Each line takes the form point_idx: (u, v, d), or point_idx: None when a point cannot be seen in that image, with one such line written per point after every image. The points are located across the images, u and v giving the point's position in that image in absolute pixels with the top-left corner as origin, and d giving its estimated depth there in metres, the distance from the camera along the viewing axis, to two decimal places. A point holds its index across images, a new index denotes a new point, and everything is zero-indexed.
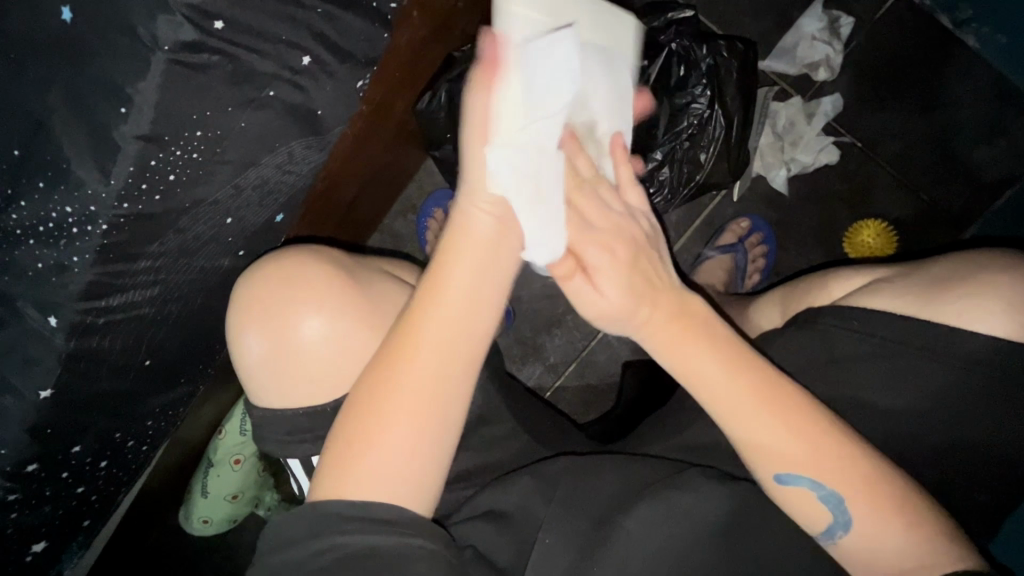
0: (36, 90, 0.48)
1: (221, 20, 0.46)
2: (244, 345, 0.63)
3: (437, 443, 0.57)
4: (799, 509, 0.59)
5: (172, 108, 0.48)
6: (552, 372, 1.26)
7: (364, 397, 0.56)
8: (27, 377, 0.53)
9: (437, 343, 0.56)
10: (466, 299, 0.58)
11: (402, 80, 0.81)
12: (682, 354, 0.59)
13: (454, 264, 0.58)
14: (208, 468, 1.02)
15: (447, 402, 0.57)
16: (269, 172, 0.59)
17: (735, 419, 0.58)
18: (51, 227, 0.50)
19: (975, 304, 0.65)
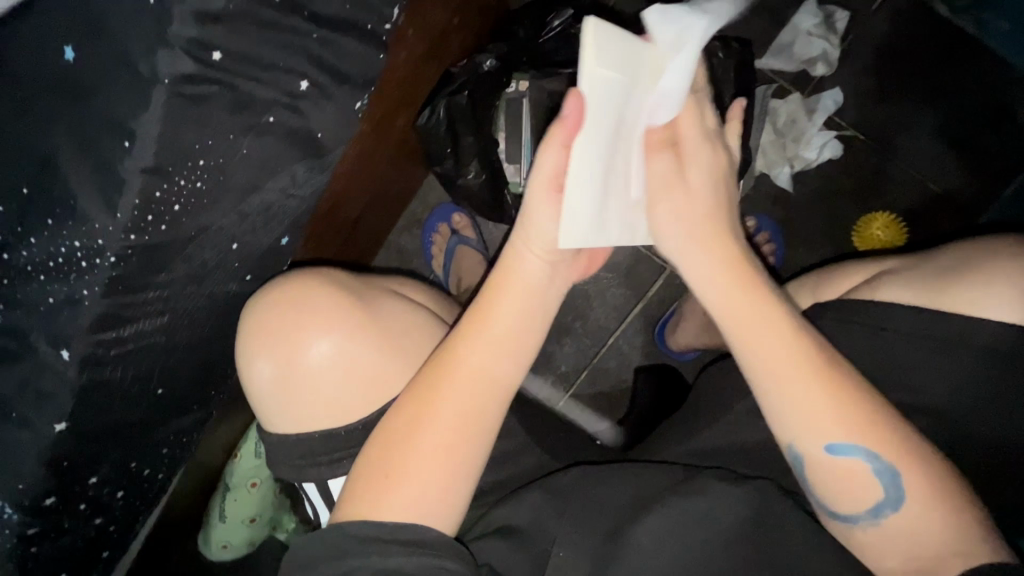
0: (44, 130, 0.50)
1: (219, 51, 0.47)
2: (255, 369, 0.63)
3: (460, 466, 0.57)
4: (840, 484, 0.57)
5: (175, 139, 0.48)
6: (564, 381, 1.25)
7: (405, 419, 0.56)
8: (42, 411, 0.54)
9: (479, 363, 0.57)
10: (504, 322, 0.59)
11: (403, 98, 0.82)
12: (739, 304, 0.59)
13: (500, 301, 0.59)
14: (224, 493, 1.03)
15: (484, 424, 0.57)
16: (273, 197, 0.59)
17: (793, 384, 0.57)
18: (62, 261, 0.51)
19: (991, 292, 0.64)
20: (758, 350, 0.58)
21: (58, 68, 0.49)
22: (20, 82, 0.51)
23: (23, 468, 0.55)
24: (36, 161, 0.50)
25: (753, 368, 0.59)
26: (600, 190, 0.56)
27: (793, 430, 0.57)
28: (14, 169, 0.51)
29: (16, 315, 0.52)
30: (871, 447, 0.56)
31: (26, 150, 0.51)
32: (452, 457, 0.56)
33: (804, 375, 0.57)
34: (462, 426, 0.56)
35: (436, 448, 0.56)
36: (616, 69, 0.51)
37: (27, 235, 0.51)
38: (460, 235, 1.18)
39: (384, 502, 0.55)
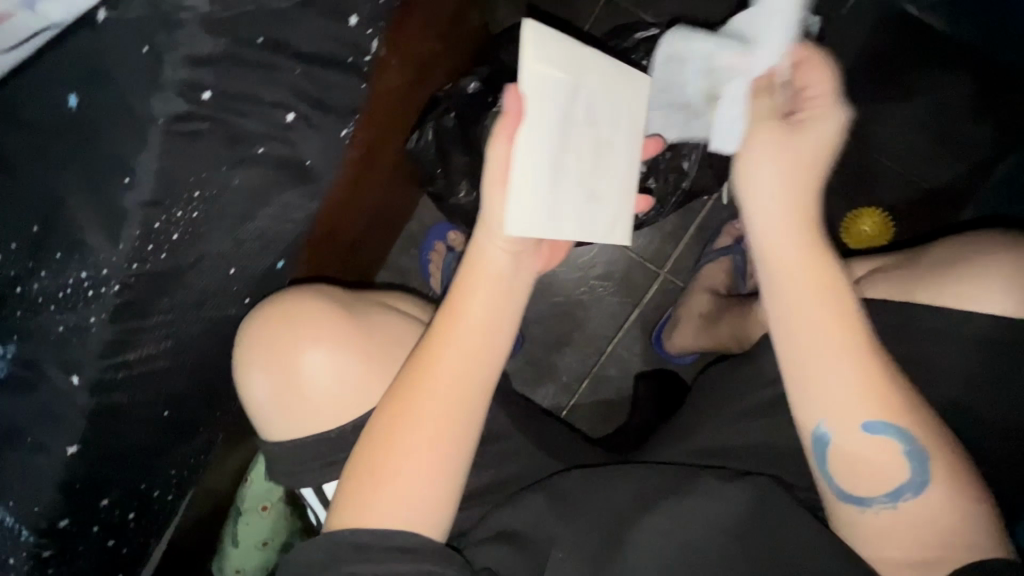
0: (52, 171, 0.54)
1: (209, 90, 0.52)
2: (251, 384, 0.66)
3: (442, 465, 0.59)
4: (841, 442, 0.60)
5: (171, 173, 0.52)
6: (567, 391, 1.26)
7: (388, 419, 0.59)
8: (56, 435, 0.57)
9: (455, 359, 0.60)
10: (476, 321, 0.61)
11: (392, 124, 0.86)
12: (800, 279, 0.62)
13: (471, 296, 0.62)
14: (237, 517, 1.04)
15: (459, 420, 0.60)
16: (267, 225, 0.61)
17: (815, 340, 0.60)
18: (71, 291, 0.54)
19: (975, 285, 0.65)
20: (813, 316, 0.61)
21: (64, 114, 0.53)
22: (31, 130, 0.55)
23: (40, 491, 0.58)
24: (45, 200, 0.54)
25: (801, 336, 0.61)
26: (551, 182, 0.60)
27: (807, 383, 0.61)
28: (25, 209, 0.55)
29: (30, 345, 0.56)
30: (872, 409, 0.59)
31: (37, 191, 0.54)
32: (433, 454, 0.58)
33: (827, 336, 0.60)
34: (446, 423, 0.59)
35: (425, 445, 0.58)
36: (560, 70, 0.59)
37: (40, 270, 0.55)
38: (456, 252, 1.21)
39: (370, 502, 0.57)
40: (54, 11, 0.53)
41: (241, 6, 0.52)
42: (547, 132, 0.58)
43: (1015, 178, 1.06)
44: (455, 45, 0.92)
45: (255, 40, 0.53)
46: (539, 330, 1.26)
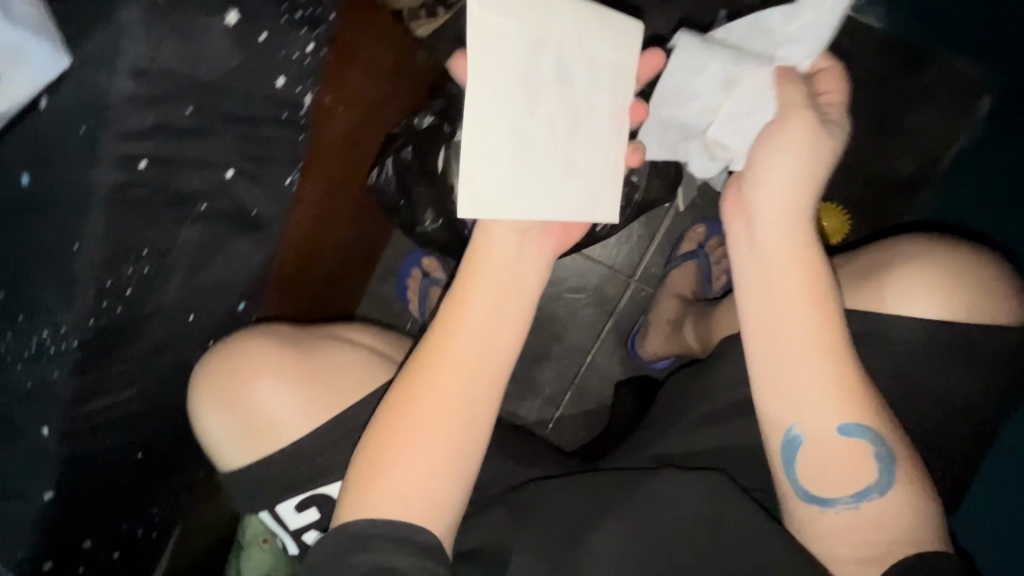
0: (15, 238, 0.58)
1: (144, 160, 0.57)
2: (206, 421, 0.70)
3: (453, 447, 0.62)
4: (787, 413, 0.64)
5: (121, 236, 0.57)
6: (550, 403, 1.29)
7: (397, 403, 0.63)
8: (32, 484, 0.60)
9: (466, 347, 0.64)
10: (480, 315, 0.66)
11: (351, 163, 0.92)
12: (799, 275, 0.66)
13: (474, 289, 0.66)
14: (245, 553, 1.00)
15: (464, 403, 0.63)
16: (223, 269, 0.70)
17: (779, 319, 0.66)
18: (36, 350, 0.59)
19: (901, 289, 0.71)
20: (797, 309, 0.65)
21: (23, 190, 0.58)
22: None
23: (21, 536, 0.61)
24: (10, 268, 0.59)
25: (789, 326, 0.65)
26: (522, 136, 0.65)
27: (765, 362, 0.66)
28: None
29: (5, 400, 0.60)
30: (824, 380, 0.63)
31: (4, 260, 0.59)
32: (444, 438, 0.62)
33: (787, 324, 0.65)
34: (449, 413, 0.62)
35: (426, 436, 0.62)
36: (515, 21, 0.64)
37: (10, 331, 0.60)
38: (431, 277, 1.25)
39: (382, 478, 0.61)
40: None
41: (166, 78, 0.56)
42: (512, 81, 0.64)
43: (971, 162, 1.07)
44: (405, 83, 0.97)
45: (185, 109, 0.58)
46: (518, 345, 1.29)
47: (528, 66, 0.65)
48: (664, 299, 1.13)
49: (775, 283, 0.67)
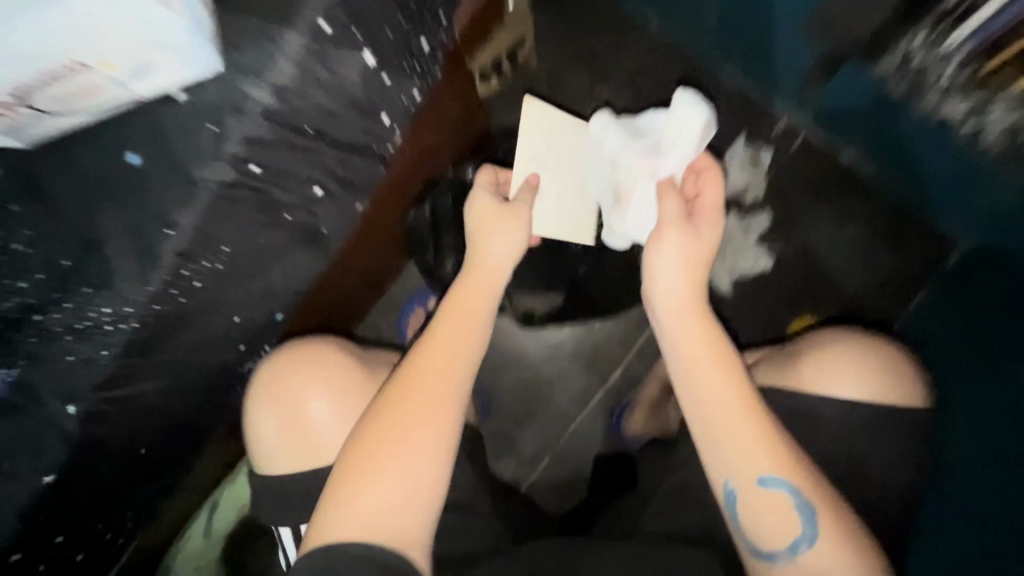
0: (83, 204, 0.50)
1: (257, 165, 0.50)
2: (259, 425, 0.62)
3: (415, 512, 0.54)
4: (770, 522, 0.55)
5: (211, 229, 0.50)
6: (527, 466, 1.25)
7: (368, 433, 0.55)
8: (30, 463, 0.51)
9: (417, 401, 0.56)
10: (435, 370, 0.58)
11: (394, 200, 0.84)
12: (709, 384, 0.57)
13: (445, 316, 0.60)
14: (211, 509, 0.95)
15: (424, 438, 0.55)
16: (275, 279, 0.59)
17: (722, 412, 0.56)
18: (89, 323, 0.49)
19: (820, 372, 0.63)
20: (712, 412, 0.57)
21: (86, 166, 0.49)
22: (44, 181, 0.50)
23: None
24: (55, 265, 0.49)
25: (719, 436, 0.57)
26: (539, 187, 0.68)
27: (736, 458, 0.55)
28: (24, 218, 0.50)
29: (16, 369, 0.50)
30: (795, 483, 0.55)
31: (48, 256, 0.50)
32: (406, 499, 0.54)
33: (749, 415, 0.56)
34: (425, 444, 0.55)
35: (400, 471, 0.54)
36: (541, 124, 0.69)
37: (44, 318, 0.49)
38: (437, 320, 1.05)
39: (346, 536, 0.52)
40: (141, 89, 0.46)
41: (306, 102, 0.50)
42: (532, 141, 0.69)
43: (964, 271, 0.98)
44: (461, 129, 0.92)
45: (304, 127, 0.51)
46: (504, 403, 1.25)
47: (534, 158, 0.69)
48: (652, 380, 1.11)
49: (716, 364, 0.58)
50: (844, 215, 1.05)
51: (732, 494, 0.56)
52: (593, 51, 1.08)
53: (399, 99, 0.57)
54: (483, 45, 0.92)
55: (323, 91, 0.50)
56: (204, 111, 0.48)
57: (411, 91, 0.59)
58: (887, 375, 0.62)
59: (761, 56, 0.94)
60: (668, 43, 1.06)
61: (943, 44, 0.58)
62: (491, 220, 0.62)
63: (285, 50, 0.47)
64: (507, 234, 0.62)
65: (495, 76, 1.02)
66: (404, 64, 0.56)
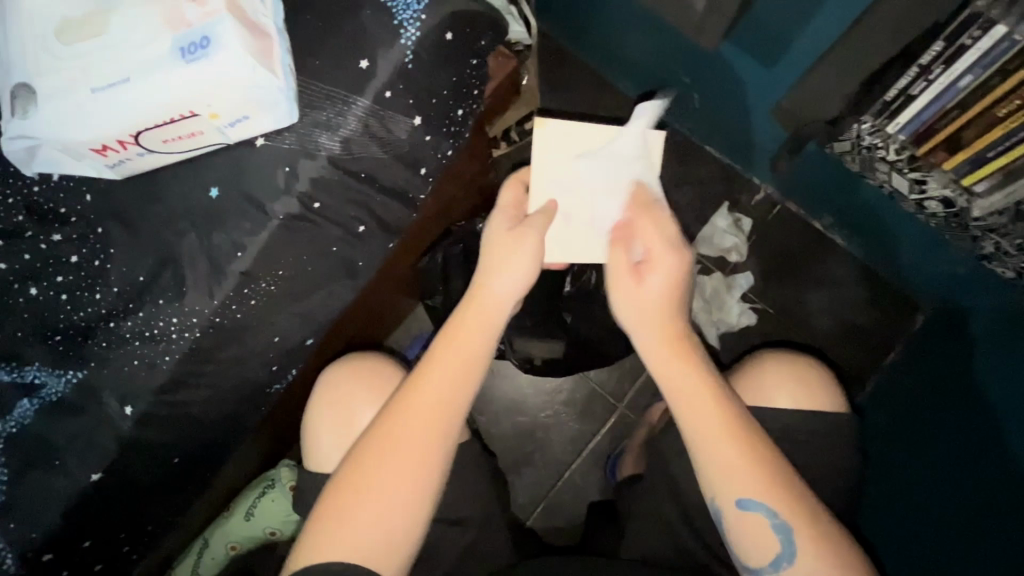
0: (165, 228, 0.58)
1: (319, 202, 0.59)
2: (317, 438, 0.68)
3: (401, 534, 0.58)
4: (751, 539, 0.61)
5: (272, 253, 0.58)
6: (521, 511, 1.27)
7: (365, 458, 0.59)
8: (83, 461, 0.55)
9: (405, 437, 0.59)
10: (429, 402, 0.61)
11: (412, 243, 0.94)
12: (692, 416, 0.63)
13: (443, 349, 0.63)
14: (200, 551, 0.96)
15: (412, 468, 0.59)
16: (315, 306, 0.64)
17: (711, 442, 0.62)
18: (156, 331, 0.56)
19: (768, 387, 0.71)
20: (699, 441, 0.62)
21: (171, 198, 0.58)
22: (130, 209, 0.59)
23: (42, 516, 0.55)
24: (133, 279, 0.57)
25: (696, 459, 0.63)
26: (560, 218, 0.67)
27: (721, 483, 0.62)
28: (113, 238, 0.59)
29: (84, 371, 0.55)
30: (774, 507, 0.60)
31: (129, 271, 0.57)
32: (391, 521, 0.58)
33: (733, 445, 0.61)
34: (416, 473, 0.59)
35: (391, 498, 0.58)
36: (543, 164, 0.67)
37: (117, 325, 0.56)
38: None
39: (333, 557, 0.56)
40: (233, 135, 0.55)
41: (364, 153, 0.59)
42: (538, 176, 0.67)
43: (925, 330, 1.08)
44: (476, 185, 1.03)
45: (360, 173, 0.60)
46: (503, 446, 1.28)
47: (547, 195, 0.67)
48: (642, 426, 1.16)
49: (696, 398, 0.63)
50: (818, 276, 1.17)
51: (719, 512, 0.63)
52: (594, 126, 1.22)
53: (435, 155, 0.66)
54: (500, 116, 1.06)
55: (379, 145, 0.60)
56: (281, 157, 0.57)
57: (447, 150, 0.67)
58: (812, 381, 0.71)
59: (740, 137, 1.08)
60: (661, 121, 1.20)
61: (889, 129, 0.70)
62: (502, 250, 0.64)
63: (353, 112, 0.58)
64: (516, 265, 0.63)
65: (505, 142, 1.16)
66: (444, 128, 0.65)
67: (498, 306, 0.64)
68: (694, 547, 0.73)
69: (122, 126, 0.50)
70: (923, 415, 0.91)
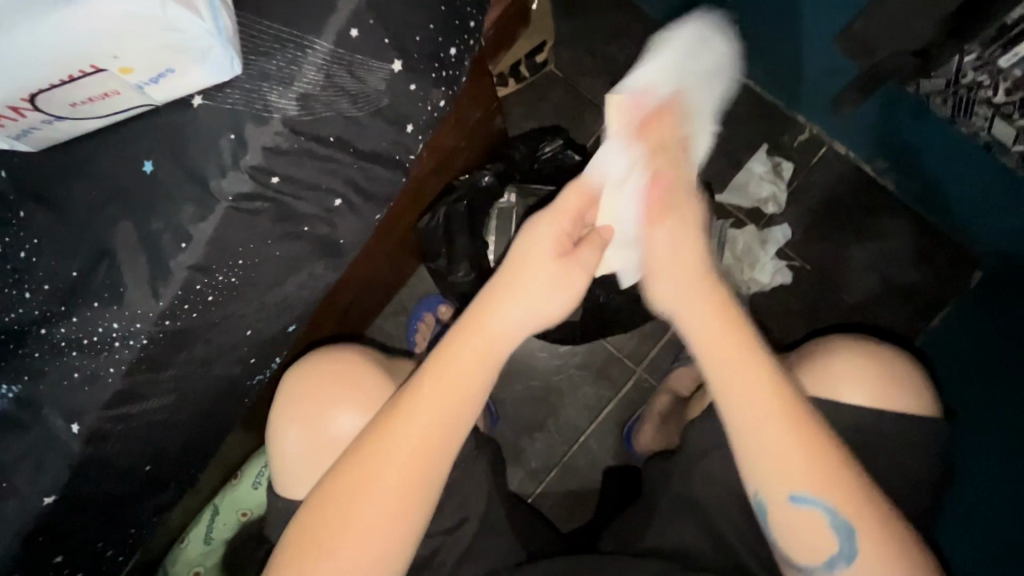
0: (96, 213, 0.47)
1: (277, 175, 0.47)
2: (285, 436, 0.63)
3: (384, 564, 0.52)
4: (802, 544, 0.51)
5: (224, 239, 0.47)
6: (533, 478, 1.11)
7: (351, 483, 0.52)
8: (33, 482, 0.49)
9: (397, 463, 0.52)
10: (422, 426, 0.53)
11: (407, 205, 0.81)
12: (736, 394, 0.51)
13: (444, 364, 0.54)
14: (211, 515, 0.91)
15: (406, 489, 0.52)
16: (290, 293, 0.54)
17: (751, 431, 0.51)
18: (97, 339, 0.47)
19: (844, 381, 0.60)
20: (745, 426, 0.51)
21: (101, 173, 0.47)
22: (58, 188, 0.48)
23: None
24: (65, 276, 0.48)
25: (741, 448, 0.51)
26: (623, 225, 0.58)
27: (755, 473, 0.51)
28: (39, 224, 0.49)
29: (21, 383, 0.48)
30: (835, 506, 0.49)
31: (59, 265, 0.48)
32: (372, 551, 0.51)
33: (781, 433, 0.50)
34: (411, 497, 0.52)
35: (380, 521, 0.51)
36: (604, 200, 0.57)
37: (51, 331, 0.48)
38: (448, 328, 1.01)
39: None
40: (157, 94, 0.43)
41: (330, 112, 0.47)
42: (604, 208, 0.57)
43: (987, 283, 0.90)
44: (480, 135, 0.88)
45: (327, 138, 0.48)
46: (516, 409, 1.13)
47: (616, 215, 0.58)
48: (660, 392, 1.04)
49: (749, 372, 0.52)
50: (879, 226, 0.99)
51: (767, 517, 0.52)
52: (617, 58, 1.04)
53: (424, 109, 0.53)
54: (506, 51, 0.91)
55: (350, 101, 0.48)
56: (223, 121, 0.45)
57: (438, 100, 0.54)
58: (894, 381, 0.60)
59: (791, 68, 0.91)
60: None
61: (1000, 63, 0.54)
62: (523, 253, 0.54)
63: (311, 60, 0.46)
64: (550, 274, 0.53)
65: (515, 81, 1.00)
66: (431, 73, 0.52)
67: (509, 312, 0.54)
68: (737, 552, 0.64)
69: (9, 90, 0.39)
70: (1006, 393, 0.75)
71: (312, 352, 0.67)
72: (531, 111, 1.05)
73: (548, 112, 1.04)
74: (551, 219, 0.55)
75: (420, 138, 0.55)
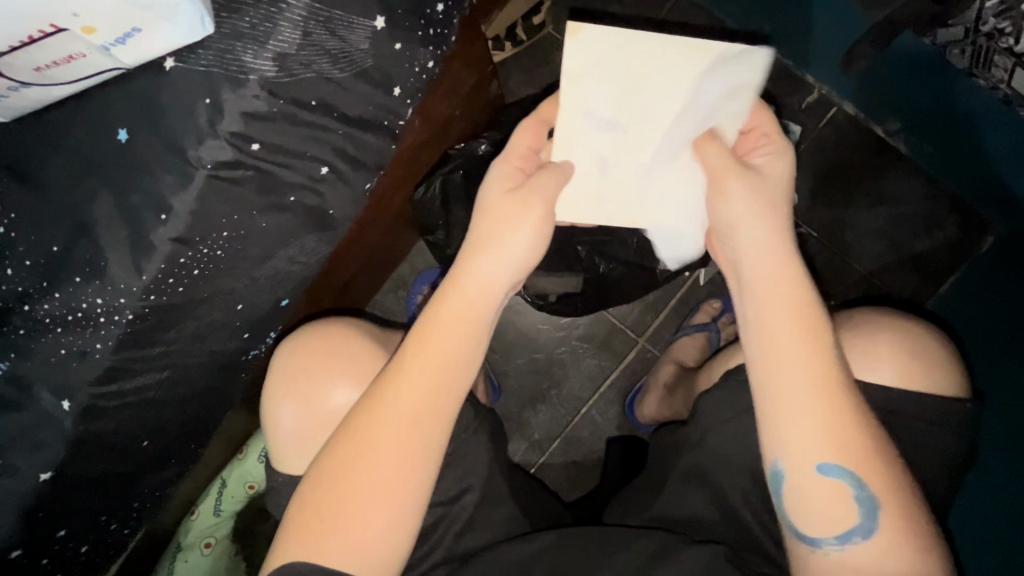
0: (74, 187, 0.46)
1: (258, 142, 0.45)
2: (280, 412, 0.63)
3: (382, 539, 0.51)
4: (820, 515, 0.49)
5: (205, 211, 0.45)
6: (536, 449, 1.12)
7: (345, 445, 0.52)
8: (29, 459, 0.48)
9: (389, 427, 0.51)
10: (405, 395, 0.52)
11: (400, 176, 0.78)
12: (786, 361, 0.49)
13: (437, 326, 0.53)
14: (218, 488, 0.92)
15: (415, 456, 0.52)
16: (280, 266, 0.53)
17: (795, 410, 0.49)
18: (82, 315, 0.46)
19: (867, 355, 0.59)
20: (786, 390, 0.49)
21: (77, 144, 0.46)
22: (34, 162, 0.47)
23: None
24: (47, 251, 0.47)
25: (775, 410, 0.49)
26: (610, 182, 0.56)
27: (789, 446, 0.49)
28: (17, 199, 0.47)
29: (10, 360, 0.47)
30: (861, 477, 0.48)
31: (39, 240, 0.47)
32: (369, 524, 0.51)
33: (827, 406, 0.48)
34: (401, 464, 0.51)
35: (373, 490, 0.51)
36: (592, 140, 0.54)
37: (35, 307, 0.47)
38: None
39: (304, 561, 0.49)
40: (124, 56, 0.41)
41: (310, 72, 0.45)
42: (587, 156, 0.55)
43: (1000, 248, 0.88)
44: (475, 100, 0.85)
45: (310, 101, 0.46)
46: (518, 382, 1.12)
47: (603, 171, 0.55)
48: (663, 362, 1.03)
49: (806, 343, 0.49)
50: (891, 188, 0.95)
51: (784, 483, 0.50)
52: (618, 18, 1.00)
53: (412, 70, 0.50)
54: (499, 12, 0.87)
55: (330, 62, 0.45)
56: (198, 84, 0.43)
57: (426, 61, 0.51)
58: (916, 355, 0.59)
59: (800, 24, 0.87)
60: (701, 6, 0.97)
61: None
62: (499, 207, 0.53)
63: (287, 16, 0.43)
64: (512, 225, 0.52)
65: (511, 44, 0.97)
66: (417, 30, 0.49)
67: (484, 267, 0.52)
68: (741, 519, 0.63)
69: None
70: (1018, 356, 0.73)
71: (309, 328, 0.67)
72: (529, 77, 1.01)
73: (546, 77, 1.01)
74: (501, 164, 0.56)
75: (408, 102, 0.52)
